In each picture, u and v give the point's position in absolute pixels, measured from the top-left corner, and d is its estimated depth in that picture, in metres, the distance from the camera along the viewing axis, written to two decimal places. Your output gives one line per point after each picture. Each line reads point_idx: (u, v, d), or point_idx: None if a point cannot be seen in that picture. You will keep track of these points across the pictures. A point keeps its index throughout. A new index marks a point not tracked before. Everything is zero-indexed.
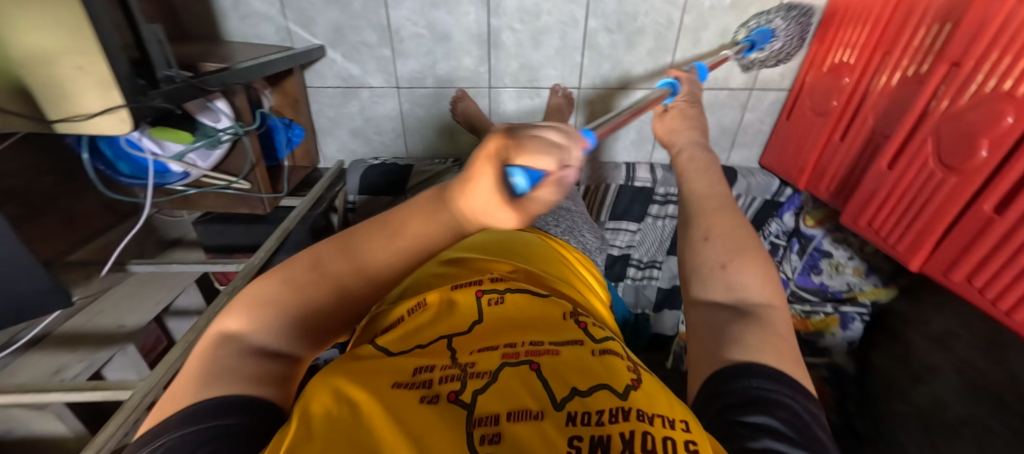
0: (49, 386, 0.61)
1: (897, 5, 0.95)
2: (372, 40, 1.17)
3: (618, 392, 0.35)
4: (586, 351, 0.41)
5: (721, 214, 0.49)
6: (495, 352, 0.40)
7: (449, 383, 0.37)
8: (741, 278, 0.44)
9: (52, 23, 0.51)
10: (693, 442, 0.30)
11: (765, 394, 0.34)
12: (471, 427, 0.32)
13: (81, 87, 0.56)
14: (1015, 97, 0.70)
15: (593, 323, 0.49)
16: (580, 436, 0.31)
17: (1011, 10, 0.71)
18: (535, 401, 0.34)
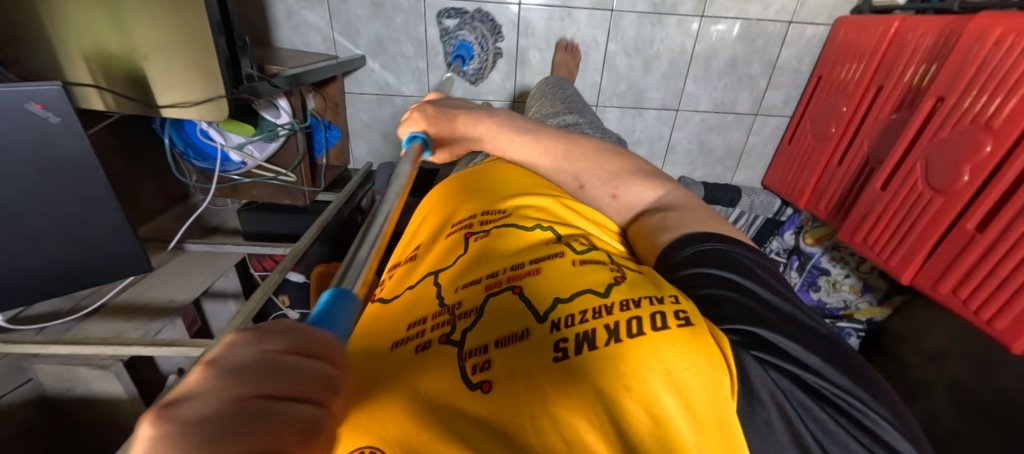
0: (129, 340, 0.66)
1: (890, 44, 1.07)
2: (410, 52, 1.27)
3: (600, 292, 0.41)
4: (568, 263, 0.45)
5: (572, 156, 0.65)
6: (478, 286, 0.44)
7: (439, 328, 0.41)
8: (623, 192, 0.61)
9: (178, 26, 0.63)
10: (682, 310, 0.38)
11: (708, 251, 0.46)
12: (463, 361, 0.37)
13: (188, 79, 0.67)
14: (992, 129, 0.80)
15: (577, 235, 0.52)
16: (567, 338, 0.37)
17: (988, 53, 0.82)
18: (520, 322, 0.39)
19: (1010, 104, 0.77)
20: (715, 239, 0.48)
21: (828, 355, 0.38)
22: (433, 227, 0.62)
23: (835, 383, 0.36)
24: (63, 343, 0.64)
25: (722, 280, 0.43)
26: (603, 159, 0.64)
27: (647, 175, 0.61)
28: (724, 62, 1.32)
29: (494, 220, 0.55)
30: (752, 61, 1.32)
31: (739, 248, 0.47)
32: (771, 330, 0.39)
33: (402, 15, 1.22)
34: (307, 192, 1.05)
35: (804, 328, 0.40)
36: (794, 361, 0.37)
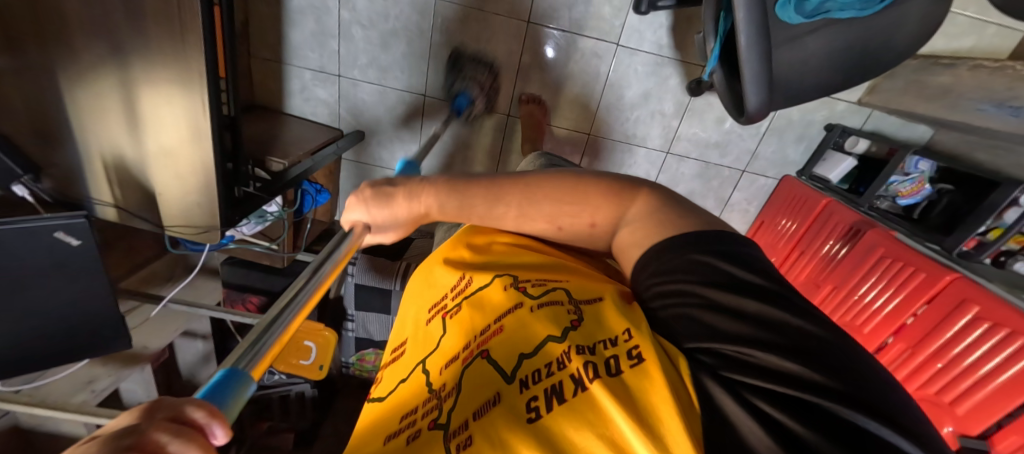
0: (100, 414, 0.78)
1: (816, 216, 1.23)
2: (407, 136, 1.40)
3: (558, 336, 0.42)
4: (525, 312, 0.46)
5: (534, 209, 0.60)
6: (457, 361, 0.45)
7: (429, 414, 0.42)
8: (625, 234, 0.55)
9: (199, 167, 0.70)
10: (633, 347, 0.40)
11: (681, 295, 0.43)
12: (448, 441, 0.37)
13: (197, 213, 0.75)
14: (862, 332, 0.97)
15: (535, 281, 0.52)
16: (537, 395, 0.38)
17: (877, 261, 0.98)
18: (490, 388, 0.40)
19: (895, 299, 0.91)
20: (695, 270, 0.43)
21: (838, 369, 0.32)
22: (417, 314, 0.62)
23: (861, 407, 0.29)
24: (47, 407, 0.78)
25: (723, 293, 0.40)
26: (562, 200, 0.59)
27: (607, 189, 0.58)
28: (683, 192, 1.47)
29: (463, 290, 0.56)
30: (706, 195, 1.47)
31: (724, 273, 0.41)
32: (760, 360, 0.35)
33: (403, 105, 1.34)
34: (286, 256, 1.18)
35: (831, 348, 0.34)
36: (792, 382, 0.33)
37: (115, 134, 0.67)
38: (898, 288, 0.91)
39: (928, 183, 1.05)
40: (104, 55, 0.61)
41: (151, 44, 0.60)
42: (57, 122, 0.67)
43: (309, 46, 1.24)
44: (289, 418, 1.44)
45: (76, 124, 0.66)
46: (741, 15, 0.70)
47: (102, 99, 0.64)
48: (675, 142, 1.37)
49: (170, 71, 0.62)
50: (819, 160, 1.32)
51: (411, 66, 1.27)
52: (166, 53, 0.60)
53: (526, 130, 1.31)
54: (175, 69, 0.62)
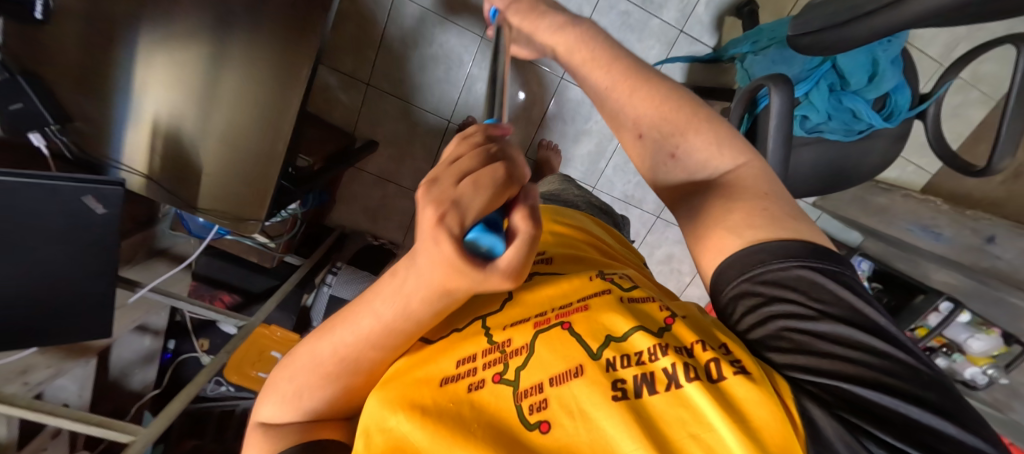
0: (59, 412, 0.67)
1: None
2: (419, 154, 1.40)
3: (654, 332, 0.35)
4: (614, 299, 0.39)
5: (661, 95, 0.46)
6: (528, 323, 0.38)
7: (491, 366, 0.35)
8: (693, 159, 0.45)
9: (250, 152, 0.67)
10: (738, 361, 0.32)
11: (785, 277, 0.35)
12: (520, 399, 0.33)
13: (241, 197, 0.71)
14: None
15: (621, 275, 0.46)
16: (624, 378, 0.32)
17: None
18: (572, 358, 0.34)
19: None
20: (812, 255, 0.36)
21: (904, 371, 0.31)
22: None
23: (927, 408, 0.29)
24: None
25: (823, 289, 0.34)
26: (670, 108, 0.46)
27: (724, 134, 0.46)
28: (663, 254, 1.60)
29: (540, 260, 0.49)
30: (683, 260, 1.62)
31: (829, 266, 0.36)
32: (850, 380, 0.31)
33: (425, 125, 1.36)
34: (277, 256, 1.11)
35: (921, 382, 0.30)
36: (861, 385, 0.30)
37: (178, 102, 0.62)
38: None
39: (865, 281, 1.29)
40: (206, 22, 0.58)
41: (261, 26, 0.58)
42: (110, 73, 0.60)
43: (346, 51, 1.24)
44: (223, 439, 1.26)
45: (138, 77, 0.61)
46: (773, 124, 0.83)
47: (175, 59, 0.60)
48: (665, 209, 1.51)
49: (272, 50, 0.59)
50: None
51: (443, 91, 1.32)
52: (273, 38, 0.59)
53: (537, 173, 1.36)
54: (278, 52, 0.59)
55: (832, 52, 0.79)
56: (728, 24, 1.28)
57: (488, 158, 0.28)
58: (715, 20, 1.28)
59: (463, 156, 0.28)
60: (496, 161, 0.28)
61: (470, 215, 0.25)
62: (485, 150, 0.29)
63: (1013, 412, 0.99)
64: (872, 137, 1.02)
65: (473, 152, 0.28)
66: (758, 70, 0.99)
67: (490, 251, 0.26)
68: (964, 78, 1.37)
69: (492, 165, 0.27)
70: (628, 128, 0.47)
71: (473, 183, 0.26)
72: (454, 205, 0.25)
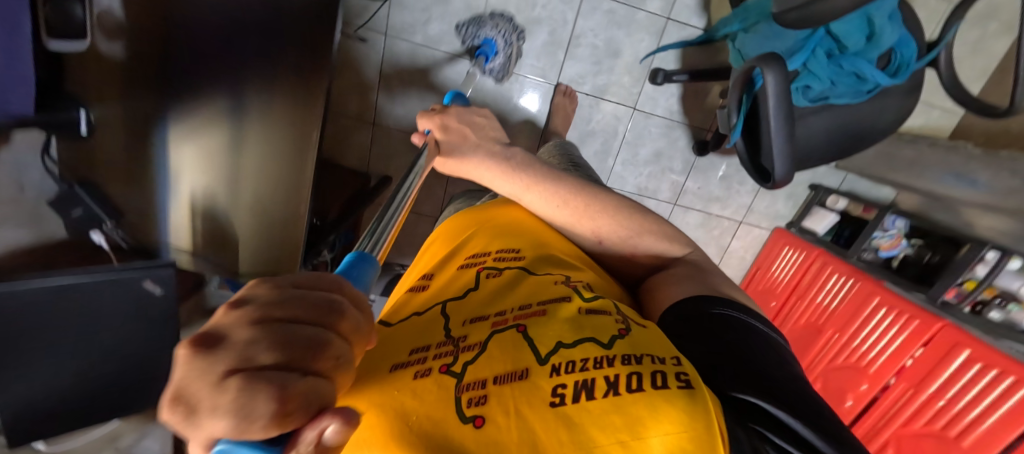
0: None
1: (809, 268, 1.38)
2: (432, 182, 1.45)
3: (602, 343, 0.40)
4: (574, 309, 0.46)
5: (619, 210, 0.68)
6: (485, 323, 0.46)
7: (442, 359, 0.41)
8: (647, 245, 0.67)
9: (269, 213, 0.75)
10: (681, 373, 0.38)
11: (730, 319, 0.51)
12: (461, 392, 0.37)
13: (278, 256, 0.80)
14: (866, 374, 1.08)
15: (585, 286, 0.53)
16: (565, 384, 0.37)
17: (871, 311, 1.11)
18: (519, 362, 0.39)
19: (891, 345, 1.05)
20: (753, 316, 0.53)
21: (802, 402, 0.42)
22: (447, 261, 0.64)
23: (813, 427, 0.39)
24: None
25: (759, 339, 0.50)
26: (622, 214, 0.68)
27: (671, 232, 0.68)
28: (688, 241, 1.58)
29: (514, 265, 0.58)
30: (708, 244, 1.59)
31: (766, 329, 0.52)
32: (766, 391, 0.42)
33: None
34: None
35: (814, 408, 0.42)
36: (768, 398, 0.41)
37: (211, 179, 0.71)
38: (895, 332, 1.04)
39: (904, 238, 1.23)
40: (225, 99, 0.65)
41: (275, 87, 0.65)
42: (146, 167, 0.68)
43: (352, 96, 1.31)
44: None
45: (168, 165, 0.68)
46: (772, 104, 0.83)
47: (202, 142, 0.67)
48: (682, 195, 1.50)
49: (287, 108, 0.67)
50: (808, 214, 1.49)
51: None
52: (288, 103, 0.66)
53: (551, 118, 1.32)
54: (293, 108, 0.67)
55: (822, 24, 0.78)
56: (715, 3, 1.26)
57: (295, 351, 0.23)
58: (700, 2, 1.26)
59: (273, 332, 0.23)
60: (303, 361, 0.23)
61: (198, 430, 0.19)
62: (304, 333, 0.24)
63: None
64: (881, 95, 0.99)
65: (291, 335, 0.23)
66: (751, 48, 0.98)
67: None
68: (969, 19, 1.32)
69: (285, 363, 0.22)
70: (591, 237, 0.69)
71: (225, 391, 0.19)
72: (186, 410, 0.19)
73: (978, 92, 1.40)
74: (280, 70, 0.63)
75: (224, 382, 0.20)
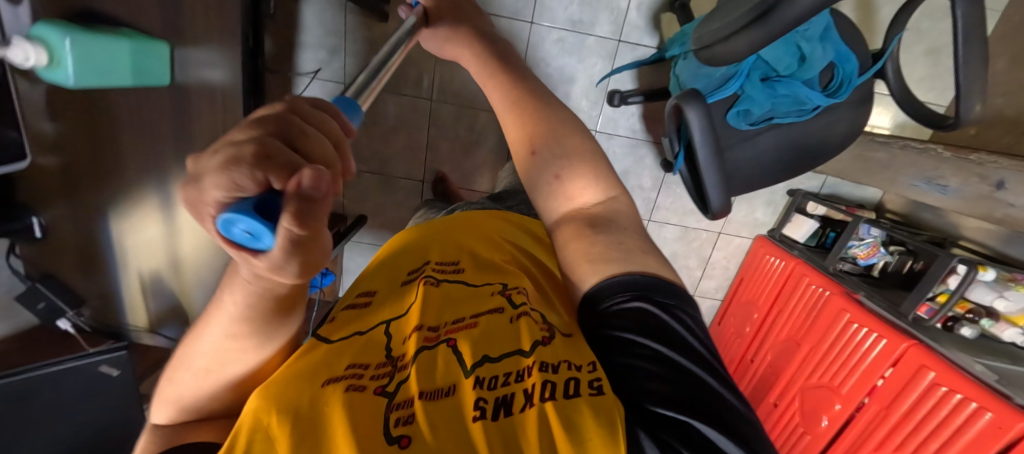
0: None
1: (788, 278, 1.35)
2: (405, 216, 1.50)
3: (525, 352, 0.41)
4: (503, 320, 0.46)
5: (564, 134, 0.57)
6: (417, 335, 0.44)
7: (377, 379, 0.40)
8: (569, 184, 0.54)
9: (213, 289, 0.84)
10: (596, 378, 0.38)
11: (630, 309, 0.42)
12: (389, 411, 0.36)
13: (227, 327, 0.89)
14: (839, 394, 1.06)
15: (521, 291, 0.52)
16: (486, 398, 0.37)
17: (843, 326, 1.09)
18: (448, 379, 0.39)
19: (860, 365, 1.02)
20: (659, 291, 0.44)
21: (712, 402, 0.37)
22: (387, 272, 0.61)
23: (724, 433, 0.34)
24: None
25: (667, 326, 0.41)
26: (564, 135, 0.57)
27: (601, 172, 0.56)
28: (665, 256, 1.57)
29: (453, 275, 0.55)
30: (689, 256, 1.57)
31: (671, 304, 0.44)
32: (673, 401, 0.35)
33: (403, 190, 1.47)
34: None
35: (718, 410, 0.36)
36: (677, 407, 0.35)
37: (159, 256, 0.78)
38: (865, 350, 1.01)
39: (880, 246, 1.18)
40: (155, 184, 0.72)
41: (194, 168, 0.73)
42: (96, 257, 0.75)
43: None
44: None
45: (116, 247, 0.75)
46: (698, 140, 0.82)
47: (146, 225, 0.75)
48: (654, 210, 1.49)
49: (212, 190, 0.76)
50: (787, 221, 1.44)
51: (409, 157, 1.42)
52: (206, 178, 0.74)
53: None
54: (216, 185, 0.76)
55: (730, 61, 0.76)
56: (666, 20, 1.24)
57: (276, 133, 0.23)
58: (649, 21, 1.25)
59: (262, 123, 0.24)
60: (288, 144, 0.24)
61: (204, 202, 0.22)
62: (286, 122, 0.24)
63: None
64: (828, 110, 0.96)
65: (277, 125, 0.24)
66: (687, 74, 0.97)
67: (247, 235, 0.21)
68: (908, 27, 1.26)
69: (265, 139, 0.23)
70: (527, 141, 0.56)
71: (222, 165, 0.21)
72: (194, 192, 0.22)
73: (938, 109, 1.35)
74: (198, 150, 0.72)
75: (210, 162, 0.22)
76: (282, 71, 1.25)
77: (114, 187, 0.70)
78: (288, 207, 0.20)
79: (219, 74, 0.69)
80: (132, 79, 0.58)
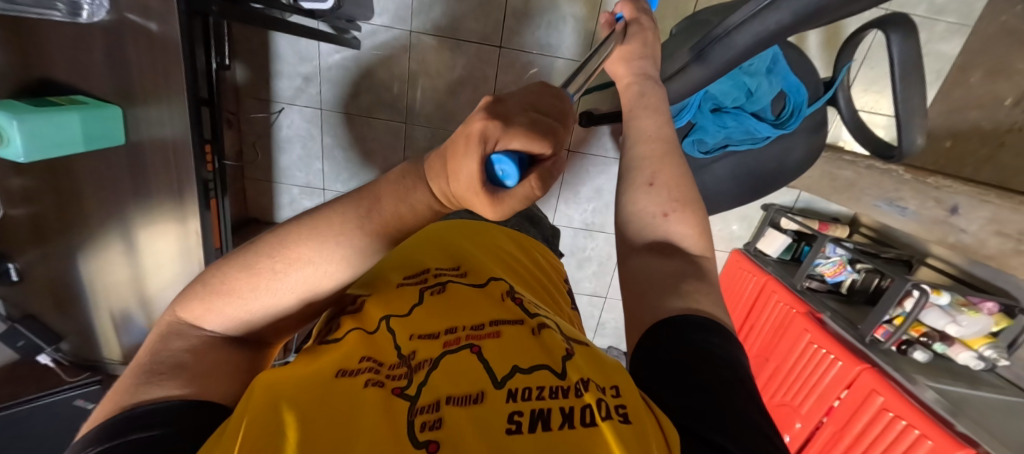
0: None
1: (758, 292, 1.36)
2: None
3: (557, 372, 0.35)
4: (525, 333, 0.40)
5: (671, 163, 0.54)
6: (435, 340, 0.38)
7: (397, 379, 0.34)
8: (676, 228, 0.52)
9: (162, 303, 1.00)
10: (621, 405, 0.32)
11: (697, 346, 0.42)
12: (413, 415, 0.30)
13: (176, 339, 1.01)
14: (799, 412, 1.08)
15: (529, 301, 0.47)
16: (523, 411, 0.31)
17: (805, 344, 1.11)
18: (473, 385, 0.33)
19: (822, 385, 1.04)
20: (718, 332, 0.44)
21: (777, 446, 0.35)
22: (381, 272, 0.52)
23: None
24: None
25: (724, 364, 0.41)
26: (684, 184, 0.54)
27: (702, 223, 0.53)
28: None
29: (454, 279, 0.49)
30: None
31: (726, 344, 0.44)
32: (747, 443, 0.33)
33: None
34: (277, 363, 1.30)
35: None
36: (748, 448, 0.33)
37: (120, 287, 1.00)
38: (825, 370, 1.04)
39: (847, 265, 1.18)
40: (116, 229, 0.93)
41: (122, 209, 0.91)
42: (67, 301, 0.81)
43: (297, 168, 1.41)
44: None
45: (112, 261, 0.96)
46: None
47: (108, 263, 0.97)
48: None
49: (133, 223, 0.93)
50: (760, 235, 1.44)
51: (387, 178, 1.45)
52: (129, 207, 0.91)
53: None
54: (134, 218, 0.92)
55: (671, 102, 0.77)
56: None
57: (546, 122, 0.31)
58: None
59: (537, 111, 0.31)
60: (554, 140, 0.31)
61: (499, 137, 0.27)
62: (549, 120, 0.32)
63: None
64: (786, 136, 0.97)
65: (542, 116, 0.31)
66: None
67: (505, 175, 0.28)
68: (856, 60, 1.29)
69: (536, 119, 0.30)
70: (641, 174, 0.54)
71: (516, 128, 0.28)
72: (491, 125, 0.28)
73: (886, 138, 1.35)
74: (146, 196, 0.90)
75: (509, 119, 0.29)
76: (259, 99, 1.30)
77: (82, 235, 0.94)
78: (533, 173, 0.29)
79: (167, 130, 0.84)
80: (82, 141, 0.78)
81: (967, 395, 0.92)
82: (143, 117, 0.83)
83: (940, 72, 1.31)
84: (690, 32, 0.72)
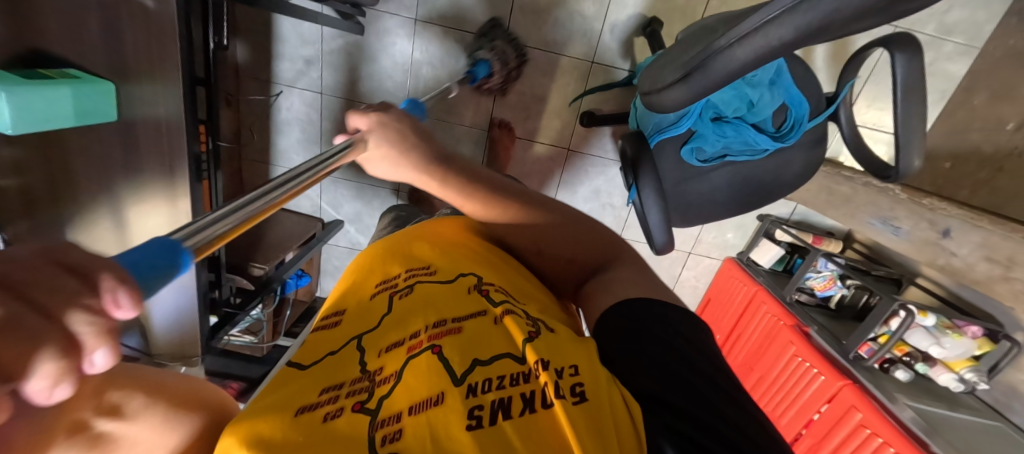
0: None
1: (747, 300, 1.37)
2: None
3: (518, 357, 0.36)
4: (488, 323, 0.40)
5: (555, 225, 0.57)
6: (401, 348, 0.38)
7: (357, 395, 0.34)
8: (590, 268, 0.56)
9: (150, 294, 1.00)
10: (577, 383, 0.34)
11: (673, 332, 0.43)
12: (374, 431, 0.30)
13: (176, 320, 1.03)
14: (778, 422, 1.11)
15: (499, 290, 0.46)
16: (483, 404, 0.32)
17: (790, 354, 1.12)
18: (434, 384, 0.33)
19: (802, 398, 1.06)
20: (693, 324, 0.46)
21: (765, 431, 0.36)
22: (354, 286, 0.52)
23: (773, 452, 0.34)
24: None
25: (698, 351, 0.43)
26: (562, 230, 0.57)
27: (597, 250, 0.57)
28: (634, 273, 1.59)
29: (422, 277, 0.48)
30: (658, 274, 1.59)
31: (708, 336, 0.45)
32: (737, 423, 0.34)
33: (378, 198, 1.49)
34: (265, 346, 1.30)
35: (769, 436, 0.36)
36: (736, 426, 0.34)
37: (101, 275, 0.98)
38: (806, 383, 1.05)
39: (837, 280, 1.18)
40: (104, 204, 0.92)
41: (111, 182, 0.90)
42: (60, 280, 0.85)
43: (294, 151, 1.40)
44: None
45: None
46: (645, 188, 0.86)
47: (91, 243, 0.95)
48: (626, 228, 1.51)
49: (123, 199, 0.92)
50: (754, 245, 1.44)
51: None
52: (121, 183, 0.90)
53: (494, 155, 1.32)
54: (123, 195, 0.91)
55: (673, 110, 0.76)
56: (638, 44, 1.25)
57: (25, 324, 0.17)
58: (623, 45, 1.25)
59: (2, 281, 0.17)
60: None
61: None
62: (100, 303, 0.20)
63: (1013, 414, 0.97)
64: (785, 149, 0.97)
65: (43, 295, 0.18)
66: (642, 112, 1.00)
67: None
68: (861, 76, 1.29)
69: None
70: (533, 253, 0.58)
71: None
72: None
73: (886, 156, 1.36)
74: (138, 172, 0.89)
75: None
76: (260, 81, 1.29)
77: (70, 209, 0.93)
78: None
79: (160, 109, 0.83)
80: (73, 117, 0.75)
81: (944, 417, 0.93)
82: (138, 95, 0.83)
83: (945, 92, 1.30)
84: (694, 41, 0.71)
